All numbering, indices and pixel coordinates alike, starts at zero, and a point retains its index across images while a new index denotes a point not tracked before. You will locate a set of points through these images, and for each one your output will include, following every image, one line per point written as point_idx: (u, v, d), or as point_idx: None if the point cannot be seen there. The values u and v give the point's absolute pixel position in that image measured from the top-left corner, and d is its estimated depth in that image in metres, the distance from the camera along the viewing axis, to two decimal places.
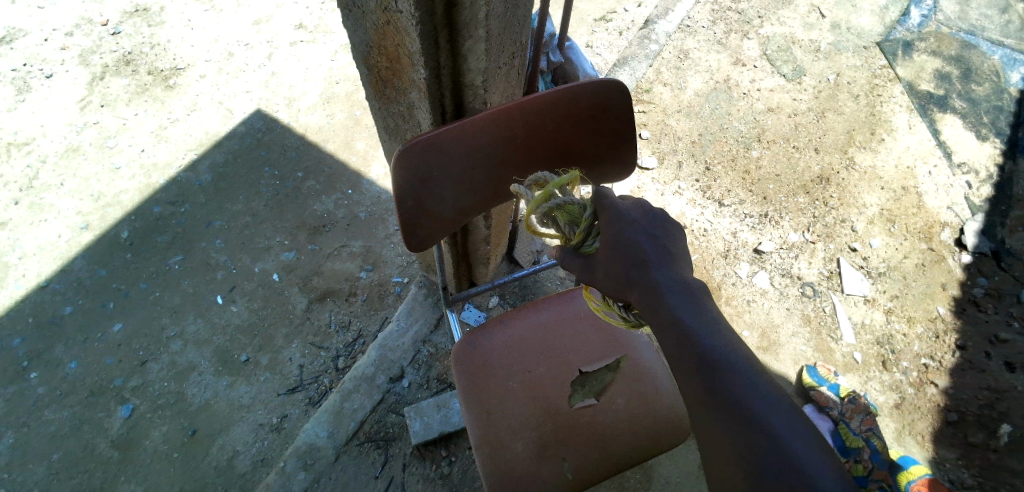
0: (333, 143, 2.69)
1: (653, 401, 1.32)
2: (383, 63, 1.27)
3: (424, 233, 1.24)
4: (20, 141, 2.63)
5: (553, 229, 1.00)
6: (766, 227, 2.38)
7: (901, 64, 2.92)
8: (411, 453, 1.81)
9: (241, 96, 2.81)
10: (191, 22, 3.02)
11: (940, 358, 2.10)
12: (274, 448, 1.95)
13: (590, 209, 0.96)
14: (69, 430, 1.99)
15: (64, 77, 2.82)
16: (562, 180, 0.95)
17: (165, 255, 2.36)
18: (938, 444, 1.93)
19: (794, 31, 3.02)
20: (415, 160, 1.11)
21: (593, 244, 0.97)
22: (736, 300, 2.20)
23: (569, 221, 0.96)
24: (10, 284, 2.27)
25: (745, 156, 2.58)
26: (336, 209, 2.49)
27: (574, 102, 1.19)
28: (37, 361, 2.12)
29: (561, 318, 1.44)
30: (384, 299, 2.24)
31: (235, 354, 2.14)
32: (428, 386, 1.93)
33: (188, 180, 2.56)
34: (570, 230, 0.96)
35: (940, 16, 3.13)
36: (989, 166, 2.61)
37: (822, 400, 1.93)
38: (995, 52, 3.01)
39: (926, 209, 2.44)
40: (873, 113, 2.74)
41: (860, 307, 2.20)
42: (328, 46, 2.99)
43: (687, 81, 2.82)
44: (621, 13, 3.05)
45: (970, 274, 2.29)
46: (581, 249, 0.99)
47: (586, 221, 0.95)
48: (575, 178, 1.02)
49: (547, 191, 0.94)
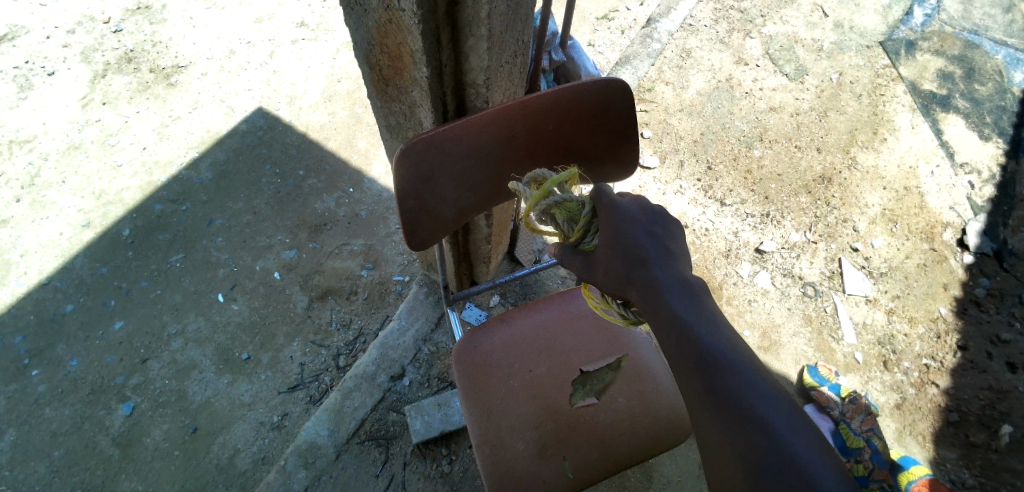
0: (334, 141, 2.69)
1: (654, 401, 1.32)
2: (384, 61, 1.27)
3: (425, 232, 1.24)
4: (22, 139, 2.63)
5: (551, 226, 1.00)
6: (768, 227, 2.37)
7: (904, 63, 2.92)
8: (411, 452, 1.81)
9: (242, 94, 2.81)
10: (192, 20, 3.02)
11: (942, 359, 2.09)
12: (274, 447, 1.95)
13: (589, 206, 0.96)
14: (70, 428, 1.99)
15: (65, 74, 2.82)
16: (561, 178, 0.95)
17: (166, 253, 2.36)
18: (939, 445, 1.93)
19: (796, 30, 3.02)
20: (416, 159, 1.10)
21: (592, 241, 0.97)
22: (736, 300, 2.20)
23: (569, 218, 0.96)
24: (11, 282, 2.28)
25: (747, 156, 2.57)
26: (337, 208, 2.49)
27: (575, 101, 1.18)
28: (38, 358, 2.13)
29: (561, 317, 1.44)
30: (384, 298, 2.24)
31: (236, 352, 2.14)
32: (429, 385, 1.94)
33: (189, 178, 2.56)
34: (569, 226, 0.97)
35: (943, 16, 3.12)
36: (992, 166, 2.60)
37: (823, 400, 1.93)
38: (998, 51, 3.00)
39: (928, 209, 2.44)
40: (875, 113, 2.73)
41: (861, 307, 2.19)
42: (330, 44, 2.99)
43: (689, 80, 2.81)
44: (623, 12, 3.04)
45: (971, 275, 2.28)
46: (580, 246, 0.99)
47: (586, 218, 0.95)
48: (575, 175, 1.02)
49: (546, 188, 0.94)
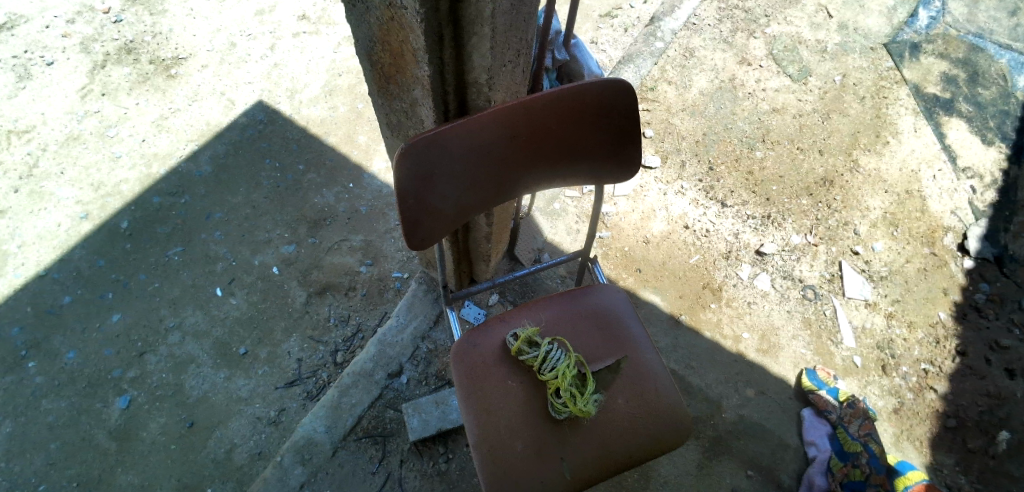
0: (334, 135, 2.68)
1: (653, 399, 1.33)
2: (386, 59, 1.26)
3: (427, 230, 1.21)
4: (20, 129, 2.62)
5: (535, 353, 1.30)
6: (769, 229, 2.37)
7: (908, 66, 2.90)
8: (409, 450, 1.80)
9: (243, 86, 2.80)
10: (193, 11, 3.01)
11: (940, 364, 2.09)
12: (272, 442, 1.95)
13: (532, 361, 1.30)
14: (67, 420, 1.99)
15: (64, 65, 2.80)
16: (528, 332, 1.33)
17: (164, 247, 2.35)
18: (937, 450, 1.92)
19: (800, 31, 3.00)
20: (416, 158, 1.09)
21: (539, 368, 1.28)
22: (736, 301, 2.20)
23: (530, 349, 1.32)
24: (9, 273, 2.27)
25: (749, 157, 2.56)
26: (337, 203, 2.48)
27: (578, 100, 1.18)
28: (35, 350, 2.12)
29: (561, 315, 1.45)
30: (383, 294, 2.23)
31: (234, 346, 2.13)
32: (427, 382, 1.93)
33: (188, 171, 2.55)
34: (532, 352, 1.31)
35: (948, 19, 3.11)
36: (994, 171, 2.59)
37: (821, 404, 1.92)
38: (1003, 55, 2.98)
39: (929, 214, 2.43)
40: (878, 116, 2.72)
41: (861, 311, 2.19)
42: (331, 38, 2.97)
43: (692, 80, 2.80)
44: (627, 10, 3.03)
45: (972, 280, 2.28)
46: (542, 367, 1.28)
47: (527, 355, 1.31)
48: (533, 362, 1.29)
49: (522, 335, 1.33)
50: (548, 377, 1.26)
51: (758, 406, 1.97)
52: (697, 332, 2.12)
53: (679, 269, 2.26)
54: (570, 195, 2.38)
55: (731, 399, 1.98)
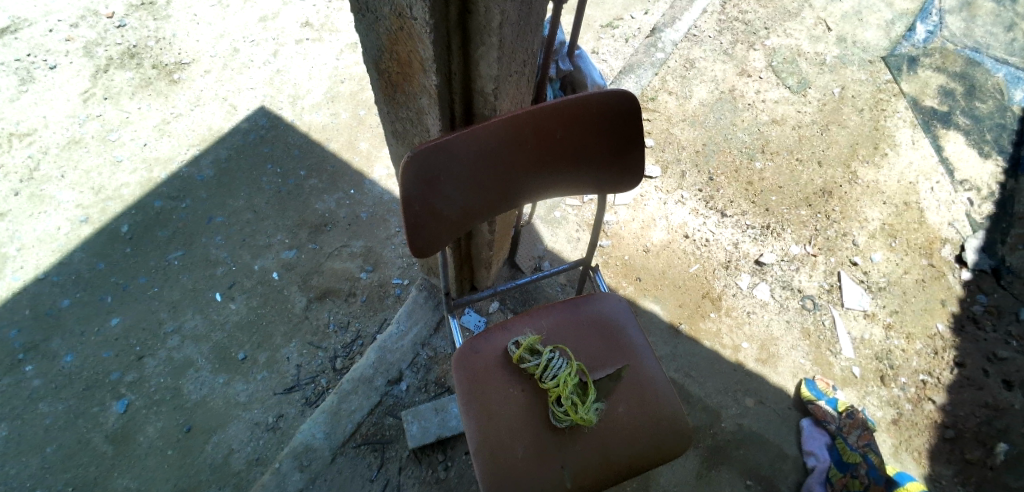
0: (336, 142, 2.69)
1: (654, 407, 1.33)
2: (394, 68, 1.27)
3: (431, 235, 1.21)
4: (22, 132, 2.62)
5: (535, 361, 1.31)
6: (768, 239, 2.38)
7: (906, 79, 2.93)
8: (407, 457, 1.80)
9: (245, 92, 2.81)
10: (197, 17, 3.02)
11: (938, 375, 2.10)
12: (269, 448, 1.94)
13: (534, 368, 1.30)
14: (65, 423, 1.98)
15: (67, 69, 2.81)
16: (529, 340, 1.33)
17: (165, 250, 2.35)
18: (935, 461, 1.93)
19: (800, 43, 3.03)
20: (422, 164, 1.10)
21: (540, 375, 1.28)
22: (735, 311, 2.20)
23: (531, 357, 1.32)
24: (8, 276, 2.26)
25: (748, 167, 2.58)
26: (338, 209, 2.48)
27: (584, 108, 1.18)
28: (34, 353, 2.11)
29: (562, 322, 1.45)
30: (383, 300, 2.23)
31: (234, 351, 2.13)
32: (426, 390, 1.93)
33: (189, 175, 2.56)
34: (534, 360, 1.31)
35: (945, 33, 3.14)
36: (991, 184, 2.61)
37: (820, 414, 1.92)
38: (999, 70, 3.01)
39: (927, 225, 2.45)
40: (876, 128, 2.74)
41: (860, 321, 2.20)
42: (334, 45, 2.99)
43: (692, 90, 2.82)
44: (628, 21, 3.05)
45: (969, 291, 2.29)
46: (543, 375, 1.28)
47: (529, 362, 1.31)
48: (534, 370, 1.29)
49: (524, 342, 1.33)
50: (550, 385, 1.26)
51: (758, 416, 1.98)
52: (696, 341, 2.12)
53: (678, 278, 2.27)
54: (571, 203, 2.39)
55: (731, 408, 1.98)
